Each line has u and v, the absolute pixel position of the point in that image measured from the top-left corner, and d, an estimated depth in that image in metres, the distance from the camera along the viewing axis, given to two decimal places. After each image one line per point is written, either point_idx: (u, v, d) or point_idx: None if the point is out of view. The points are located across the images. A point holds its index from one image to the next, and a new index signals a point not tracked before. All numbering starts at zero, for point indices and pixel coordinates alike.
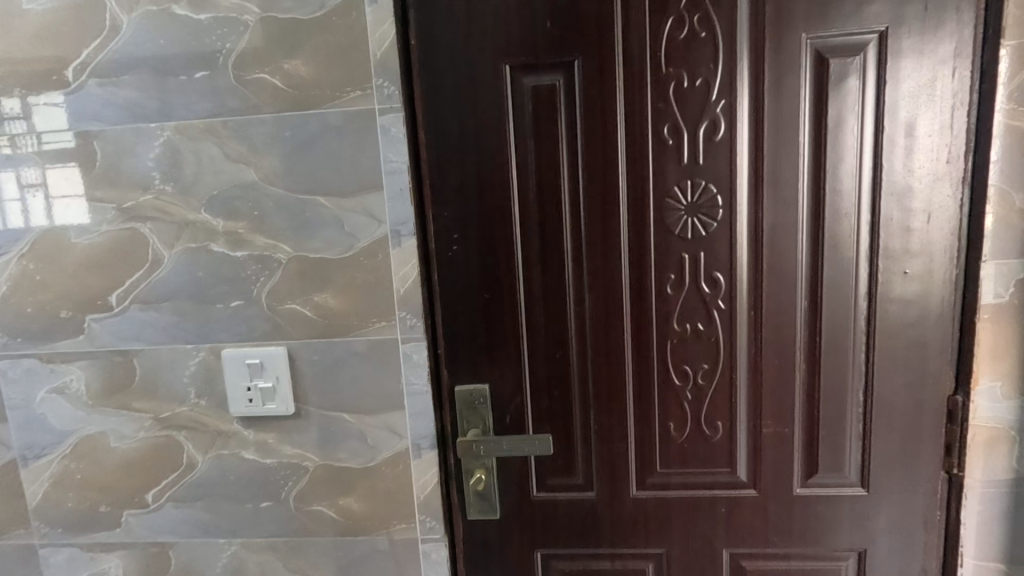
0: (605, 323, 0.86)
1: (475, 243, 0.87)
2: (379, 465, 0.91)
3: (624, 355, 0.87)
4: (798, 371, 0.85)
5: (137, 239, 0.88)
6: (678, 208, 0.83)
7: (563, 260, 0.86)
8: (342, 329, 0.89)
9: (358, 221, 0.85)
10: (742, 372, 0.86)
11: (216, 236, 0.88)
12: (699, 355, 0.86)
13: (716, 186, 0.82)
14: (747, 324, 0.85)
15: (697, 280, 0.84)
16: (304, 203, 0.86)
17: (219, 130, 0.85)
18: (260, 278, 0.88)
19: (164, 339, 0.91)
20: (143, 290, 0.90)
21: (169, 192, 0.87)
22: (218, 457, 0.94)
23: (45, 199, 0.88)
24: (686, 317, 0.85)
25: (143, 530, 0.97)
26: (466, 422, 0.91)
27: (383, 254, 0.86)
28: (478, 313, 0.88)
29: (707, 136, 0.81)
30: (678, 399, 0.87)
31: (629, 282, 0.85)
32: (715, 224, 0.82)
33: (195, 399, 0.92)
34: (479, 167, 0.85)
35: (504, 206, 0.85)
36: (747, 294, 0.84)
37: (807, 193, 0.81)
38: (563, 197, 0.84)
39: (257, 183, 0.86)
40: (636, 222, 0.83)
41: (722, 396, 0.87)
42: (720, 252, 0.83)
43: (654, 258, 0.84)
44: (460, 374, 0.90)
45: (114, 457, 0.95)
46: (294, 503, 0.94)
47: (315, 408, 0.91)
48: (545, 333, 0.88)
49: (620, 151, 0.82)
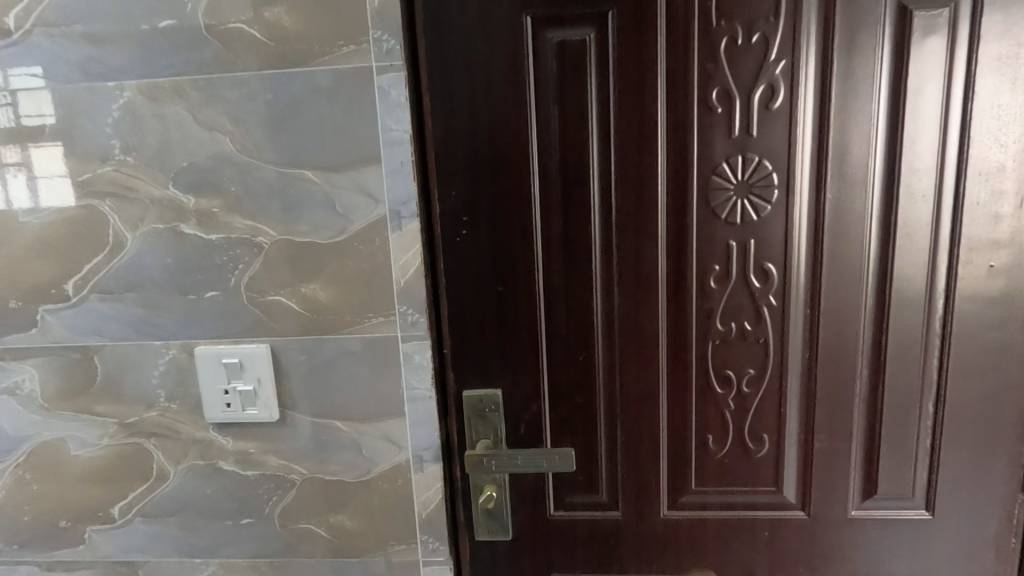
0: (637, 323, 0.75)
1: (487, 228, 0.75)
2: (375, 479, 0.80)
3: (657, 359, 0.76)
4: (858, 380, 0.74)
5: (96, 219, 0.76)
6: (725, 189, 0.71)
7: (589, 249, 0.74)
8: (334, 325, 0.77)
9: (351, 199, 0.73)
10: (793, 378, 0.75)
11: (187, 216, 0.76)
12: (744, 358, 0.75)
13: (770, 163, 0.70)
14: (802, 324, 0.73)
15: (745, 274, 0.73)
16: (289, 178, 0.74)
17: (187, 90, 0.72)
18: (239, 265, 0.77)
19: (129, 335, 0.79)
20: (103, 278, 0.78)
21: (131, 164, 0.74)
22: (192, 468, 0.83)
23: (27, 180, 0.76)
24: (730, 315, 0.74)
25: (109, 548, 0.86)
26: (474, 432, 0.80)
27: (381, 239, 0.74)
28: (490, 309, 0.77)
29: (763, 103, 0.69)
30: (718, 409, 0.76)
31: (666, 274, 0.74)
32: (768, 208, 0.71)
33: (165, 402, 0.81)
34: (493, 139, 0.72)
35: (522, 185, 0.73)
36: (803, 291, 0.72)
37: (878, 173, 0.69)
38: (591, 174, 0.72)
39: (233, 153, 0.74)
40: (676, 205, 0.72)
41: (770, 406, 0.76)
42: (772, 240, 0.71)
43: (695, 248, 0.73)
44: (468, 378, 0.79)
45: (75, 467, 0.84)
46: (278, 520, 0.83)
47: (303, 415, 0.80)
48: (566, 333, 0.76)
49: (659, 121, 0.70)
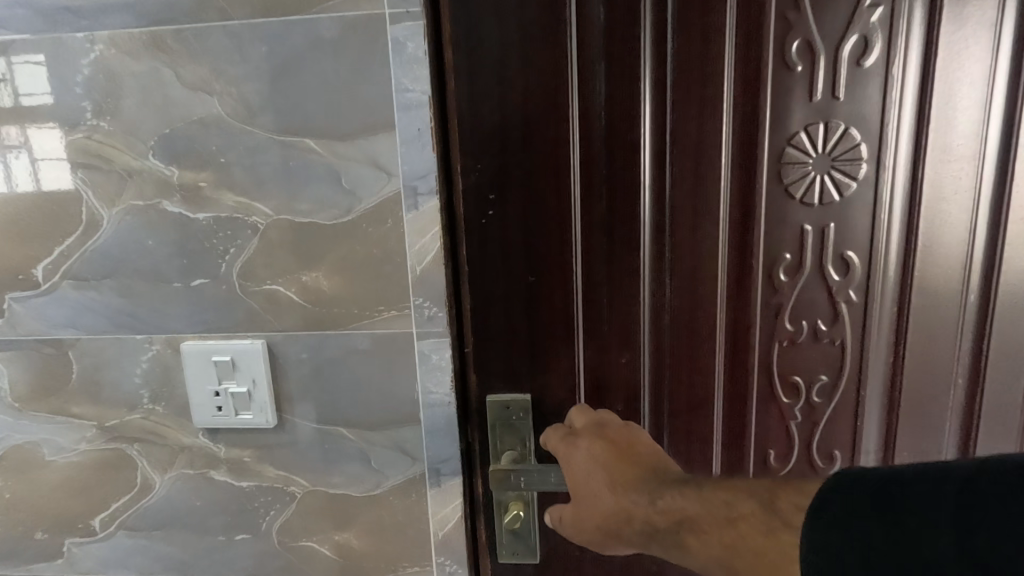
0: (690, 321, 0.64)
1: (517, 208, 0.64)
2: (385, 493, 0.71)
3: (713, 363, 0.65)
4: (950, 391, 0.63)
5: (67, 195, 0.67)
6: (801, 163, 0.60)
7: (637, 235, 0.63)
8: (338, 319, 0.67)
9: (360, 173, 0.63)
10: (875, 388, 0.64)
11: (171, 192, 0.66)
12: (816, 364, 0.64)
13: (859, 133, 0.58)
14: (887, 325, 0.62)
15: (822, 265, 0.62)
16: (287, 147, 0.64)
17: (169, 43, 0.62)
18: (230, 249, 0.67)
19: (107, 328, 0.70)
20: (76, 262, 0.68)
21: (106, 130, 0.64)
22: (180, 477, 0.74)
23: (30, 164, 0.66)
24: (802, 313, 0.63)
25: (90, 563, 0.78)
26: (499, 443, 0.69)
27: (394, 219, 0.64)
28: (520, 304, 0.66)
29: (854, 60, 0.57)
30: (783, 422, 0.66)
31: (727, 265, 0.63)
32: (854, 185, 0.60)
33: (149, 404, 0.71)
34: (526, 102, 0.61)
35: (560, 156, 0.62)
36: (890, 286, 0.61)
37: (987, 145, 0.58)
38: (642, 145, 0.61)
39: (224, 118, 0.63)
40: (741, 183, 0.61)
41: (844, 419, 0.65)
42: (858, 225, 0.60)
43: (762, 234, 0.62)
44: (491, 382, 0.69)
45: (51, 474, 0.75)
46: (277, 536, 0.74)
47: (305, 420, 0.70)
48: (607, 333, 0.66)
49: (725, 81, 0.59)
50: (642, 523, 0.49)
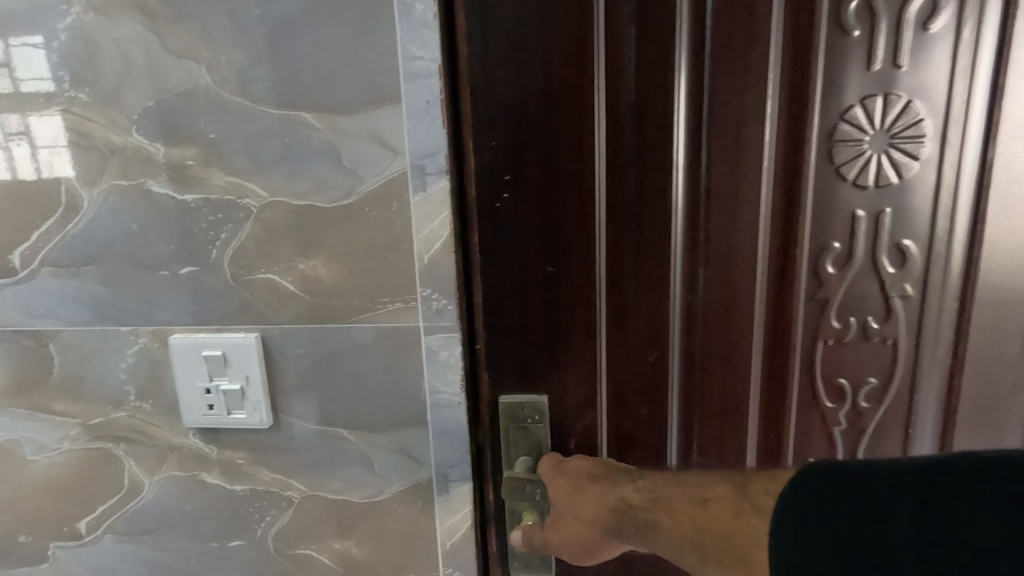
0: (727, 317, 0.58)
1: (535, 191, 0.57)
2: (388, 500, 0.66)
3: (750, 364, 0.59)
4: (1011, 393, 0.58)
5: (45, 173, 0.61)
6: (855, 141, 0.53)
7: (670, 221, 0.57)
8: (338, 311, 0.62)
9: (362, 150, 0.58)
10: (930, 391, 0.58)
11: (157, 171, 0.60)
12: (865, 366, 0.58)
13: (922, 106, 0.52)
14: (945, 322, 0.57)
15: (874, 255, 0.56)
16: (283, 122, 0.58)
17: (155, 7, 0.57)
18: (220, 235, 0.61)
19: (90, 319, 0.65)
20: (57, 248, 0.63)
21: (86, 102, 0.59)
22: (169, 479, 0.69)
23: (31, 154, 0.61)
24: (850, 309, 0.57)
25: (76, 568, 0.73)
26: (513, 448, 0.64)
27: (399, 203, 0.58)
28: (538, 298, 0.60)
29: (923, 23, 0.51)
30: (826, 429, 0.60)
31: (768, 255, 0.57)
32: (915, 166, 0.53)
33: (136, 401, 0.66)
34: (545, 70, 0.55)
35: (583, 132, 0.56)
36: (949, 278, 0.56)
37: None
38: (676, 120, 0.55)
39: (214, 90, 0.58)
40: (786, 162, 0.55)
41: (895, 426, 0.59)
42: (917, 210, 0.54)
43: (809, 221, 0.56)
44: (504, 382, 0.63)
45: (33, 474, 0.70)
46: (273, 544, 0.69)
47: (303, 421, 0.65)
48: (634, 329, 0.60)
49: (770, 48, 0.53)
50: (616, 500, 0.55)
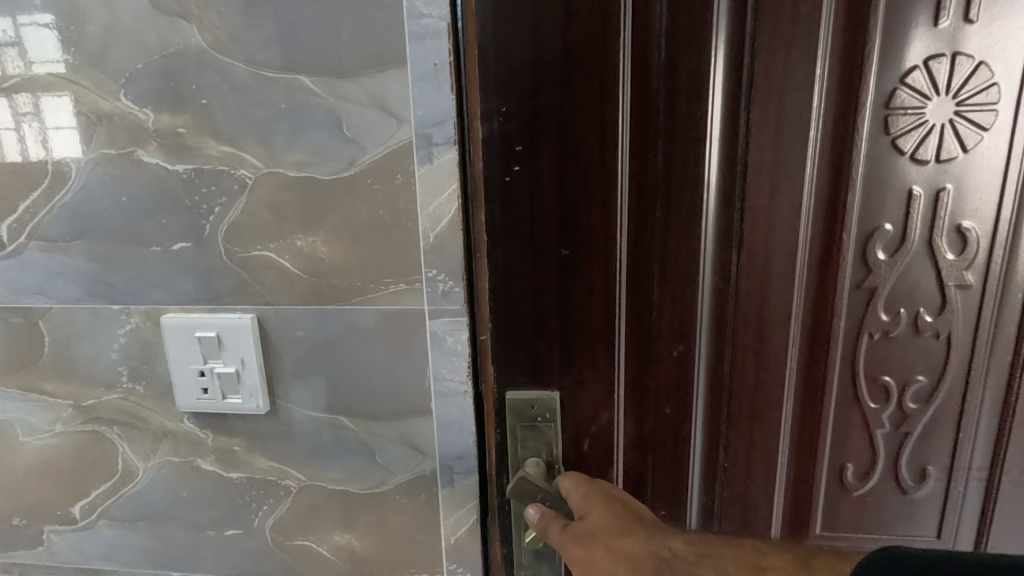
0: (767, 309, 0.56)
1: (551, 170, 0.52)
2: (391, 492, 0.63)
3: (791, 358, 0.58)
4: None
5: (42, 148, 0.58)
6: (915, 109, 0.53)
7: (708, 206, 0.54)
8: (338, 292, 0.58)
9: (364, 118, 0.53)
10: (978, 381, 0.59)
11: (147, 139, 0.56)
12: (911, 361, 0.58)
13: (991, 68, 0.51)
14: (992, 311, 0.57)
15: (931, 243, 0.55)
16: (280, 86, 0.54)
17: None
18: (214, 208, 0.57)
19: (80, 297, 0.61)
20: (45, 222, 0.60)
21: (72, 64, 0.55)
22: (164, 465, 0.66)
23: (43, 136, 0.58)
24: (898, 299, 0.57)
25: (71, 553, 0.71)
26: (520, 448, 0.59)
27: (404, 175, 0.54)
28: (555, 288, 0.55)
29: None
30: (866, 427, 0.60)
31: (817, 245, 0.55)
32: (982, 137, 0.53)
33: (129, 384, 0.64)
34: (564, 39, 0.50)
35: (607, 107, 0.51)
36: (998, 269, 0.56)
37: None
38: (714, 88, 0.52)
39: (204, 50, 0.54)
40: (836, 140, 0.53)
41: (942, 418, 0.60)
42: (973, 189, 0.54)
43: (858, 205, 0.54)
44: (513, 377, 0.58)
45: (27, 456, 0.68)
46: (270, 534, 0.66)
47: (302, 407, 0.62)
48: (664, 324, 0.57)
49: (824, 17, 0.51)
50: (656, 548, 0.43)
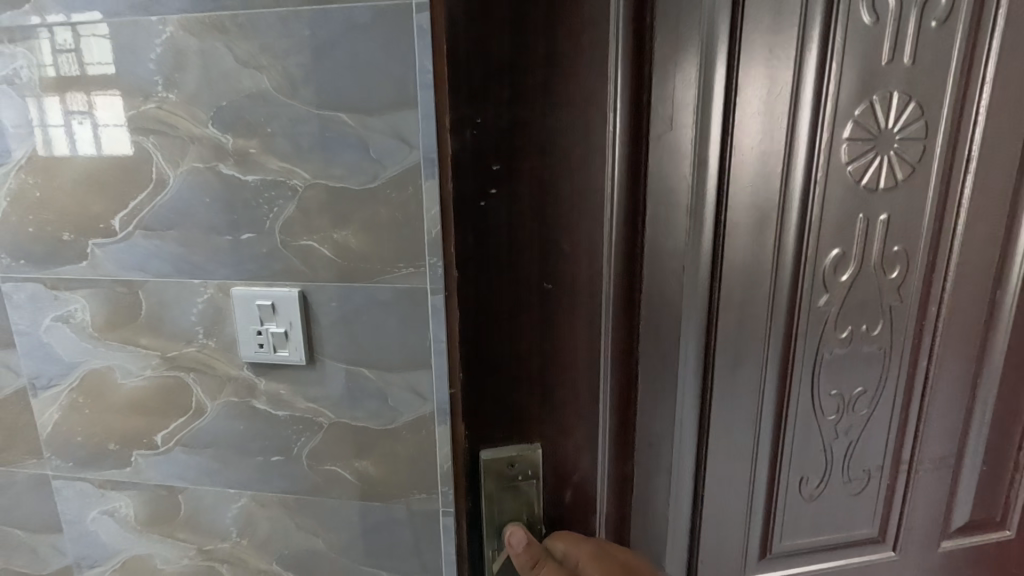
0: (739, 333, 0.64)
1: (530, 198, 0.49)
2: (399, 428, 0.82)
3: (760, 374, 0.67)
4: (955, 390, 0.74)
5: (93, 145, 0.79)
6: (866, 139, 0.62)
7: (698, 241, 0.58)
8: (363, 273, 0.77)
9: (386, 144, 0.72)
10: (901, 377, 0.72)
11: (225, 156, 0.76)
12: (854, 367, 0.69)
13: (920, 108, 0.62)
14: (917, 321, 0.70)
15: (878, 267, 0.66)
16: (325, 119, 0.73)
17: (226, 26, 0.72)
18: (275, 207, 0.77)
19: (170, 272, 0.82)
20: (147, 215, 0.80)
21: (173, 100, 0.75)
22: (227, 404, 0.86)
23: (92, 128, 0.78)
24: (848, 315, 0.67)
25: (152, 473, 0.92)
26: (502, 506, 0.57)
27: (414, 186, 0.73)
28: (529, 320, 0.53)
29: (922, 34, 0.59)
30: (817, 425, 0.71)
31: (786, 275, 0.64)
32: (914, 169, 0.64)
33: (203, 339, 0.83)
34: (541, 54, 0.47)
35: (591, 128, 0.48)
36: (919, 289, 0.68)
37: (1003, 128, 0.65)
38: (698, 122, 0.54)
39: (271, 92, 0.73)
40: (800, 174, 0.61)
41: (877, 410, 0.73)
42: (905, 216, 0.65)
43: (814, 231, 0.63)
44: (487, 435, 0.56)
45: (123, 395, 0.89)
46: (305, 461, 0.86)
47: (333, 360, 0.81)
48: (649, 364, 0.58)
49: (812, 63, 0.58)
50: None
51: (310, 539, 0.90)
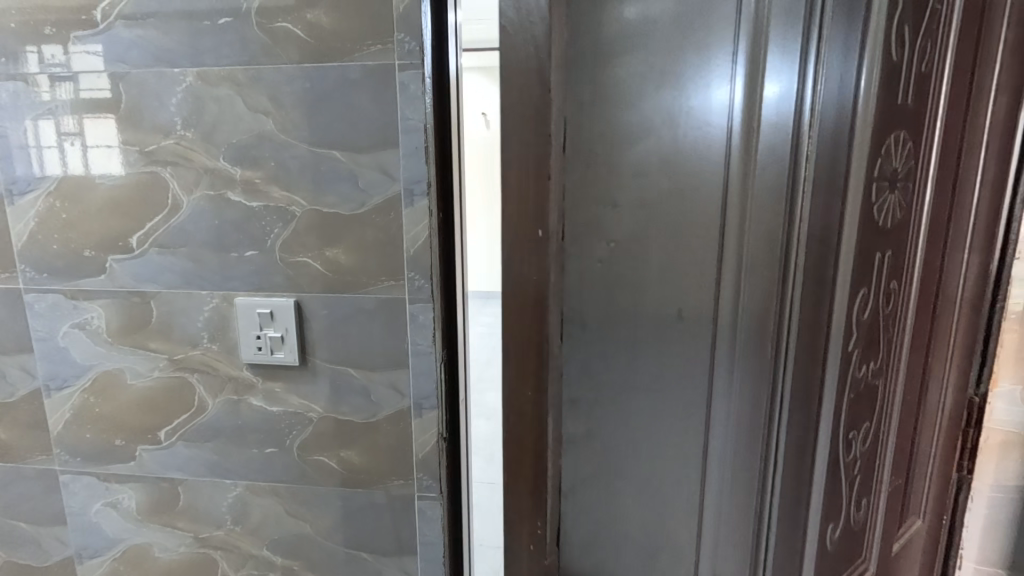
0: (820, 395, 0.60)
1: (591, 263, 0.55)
2: (381, 421, 0.94)
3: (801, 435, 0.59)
4: (909, 417, 0.77)
5: (82, 164, 0.92)
6: (881, 175, 0.58)
7: (780, 296, 0.53)
8: (350, 285, 0.90)
9: (373, 176, 0.86)
10: (885, 416, 0.71)
11: (233, 185, 0.89)
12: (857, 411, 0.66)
13: (908, 147, 0.61)
14: (896, 356, 0.70)
15: (877, 305, 0.64)
16: (320, 156, 0.86)
17: (240, 78, 0.86)
18: (274, 229, 0.90)
19: (180, 284, 0.93)
20: (162, 234, 0.92)
21: (189, 137, 0.88)
22: (227, 401, 0.97)
23: (81, 148, 0.91)
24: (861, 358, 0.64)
25: (155, 465, 1.02)
26: None
27: (396, 212, 0.87)
28: (613, 363, 0.57)
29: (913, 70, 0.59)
30: (834, 476, 0.65)
31: (824, 321, 0.57)
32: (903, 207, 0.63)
33: (208, 343, 0.95)
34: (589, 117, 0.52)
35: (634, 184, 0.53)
36: (898, 323, 0.69)
37: (948, 168, 0.69)
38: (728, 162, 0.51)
39: (274, 132, 0.87)
40: (834, 209, 0.54)
41: (871, 452, 0.71)
42: (896, 255, 0.65)
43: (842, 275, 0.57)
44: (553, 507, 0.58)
45: (132, 394, 0.99)
46: (297, 451, 0.97)
47: (323, 360, 0.93)
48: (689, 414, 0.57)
49: (866, 97, 0.54)
50: None
51: (298, 524, 1.00)
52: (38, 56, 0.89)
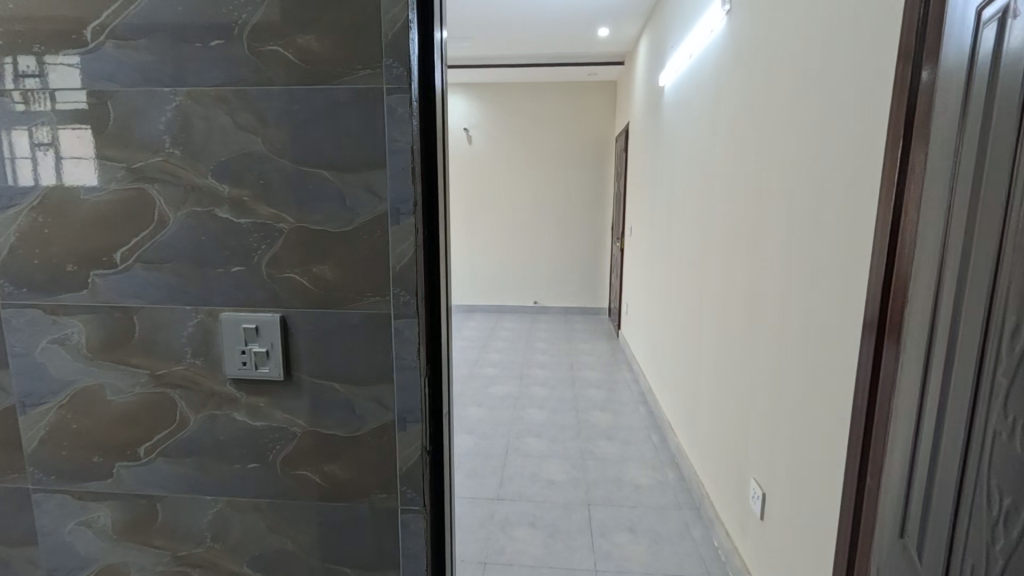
0: None
1: None
2: (365, 435, 0.95)
3: None
4: None
5: (54, 174, 0.92)
6: None
7: None
8: (336, 301, 0.91)
9: (360, 195, 0.88)
10: None
11: (221, 203, 0.91)
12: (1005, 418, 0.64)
13: None
14: None
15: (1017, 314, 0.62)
16: (308, 175, 0.89)
17: (230, 99, 0.88)
18: (261, 246, 0.91)
19: (164, 299, 0.94)
20: (146, 250, 0.93)
21: (177, 155, 0.90)
22: (210, 416, 0.97)
23: (55, 158, 0.92)
24: None
25: (134, 482, 1.00)
26: None
27: (382, 230, 0.89)
28: None
29: None
30: None
31: None
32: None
33: (191, 358, 0.95)
34: None
35: None
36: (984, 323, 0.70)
37: None
38: None
39: (263, 151, 0.89)
40: None
41: None
42: None
43: None
44: None
45: (111, 409, 0.98)
46: (280, 466, 0.98)
47: (308, 375, 0.94)
48: None
49: None
50: None
51: (279, 539, 1.00)
52: (13, 68, 0.90)
